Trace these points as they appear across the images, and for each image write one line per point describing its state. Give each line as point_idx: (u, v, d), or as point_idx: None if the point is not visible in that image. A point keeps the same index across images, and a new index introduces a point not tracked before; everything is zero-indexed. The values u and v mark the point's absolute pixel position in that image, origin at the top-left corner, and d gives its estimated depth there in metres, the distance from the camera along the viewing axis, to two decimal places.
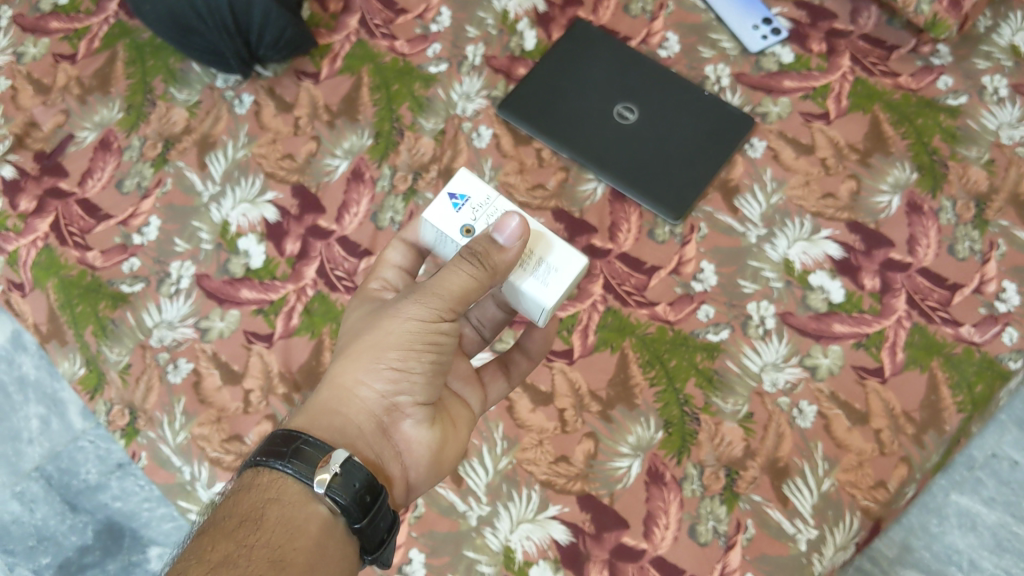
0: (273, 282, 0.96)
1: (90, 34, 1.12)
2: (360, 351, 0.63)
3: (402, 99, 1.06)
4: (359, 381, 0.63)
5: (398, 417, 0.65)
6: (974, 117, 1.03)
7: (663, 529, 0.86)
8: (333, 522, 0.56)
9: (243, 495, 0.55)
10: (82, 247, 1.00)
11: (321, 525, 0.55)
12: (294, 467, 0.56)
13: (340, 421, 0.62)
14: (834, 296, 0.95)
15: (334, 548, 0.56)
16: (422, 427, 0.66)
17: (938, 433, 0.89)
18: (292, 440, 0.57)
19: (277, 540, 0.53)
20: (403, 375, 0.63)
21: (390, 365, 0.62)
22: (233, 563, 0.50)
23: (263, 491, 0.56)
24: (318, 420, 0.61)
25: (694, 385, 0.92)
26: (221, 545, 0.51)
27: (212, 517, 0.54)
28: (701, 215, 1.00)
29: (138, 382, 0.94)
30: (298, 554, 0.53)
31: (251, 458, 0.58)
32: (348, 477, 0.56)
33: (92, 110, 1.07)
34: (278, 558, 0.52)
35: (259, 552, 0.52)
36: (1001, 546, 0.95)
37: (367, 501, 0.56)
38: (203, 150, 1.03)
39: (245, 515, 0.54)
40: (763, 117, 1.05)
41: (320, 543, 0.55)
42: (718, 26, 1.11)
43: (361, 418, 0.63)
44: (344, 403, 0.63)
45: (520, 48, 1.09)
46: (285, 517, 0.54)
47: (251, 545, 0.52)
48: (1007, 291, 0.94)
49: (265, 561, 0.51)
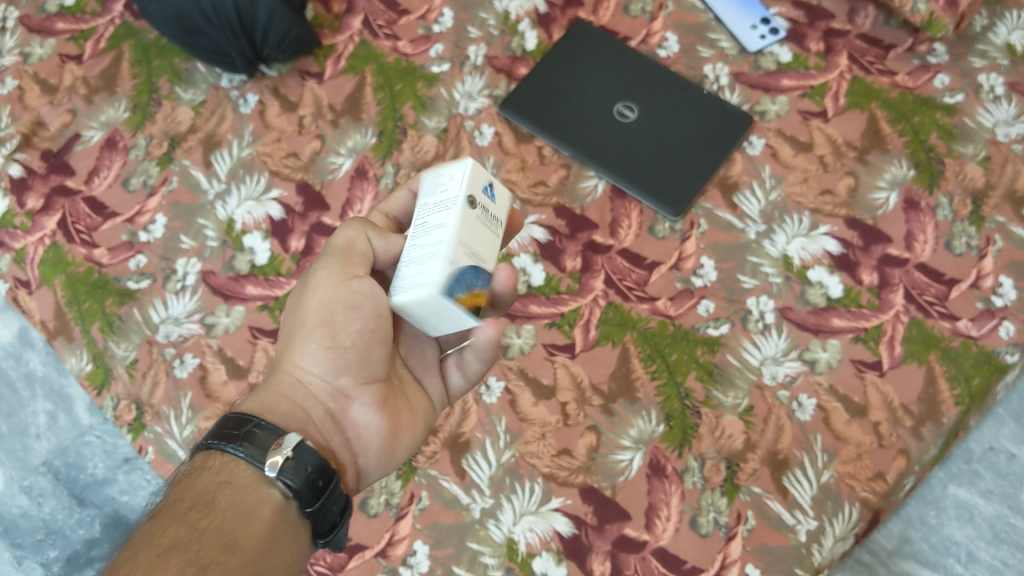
0: (278, 278, 0.97)
1: (96, 35, 1.13)
2: (297, 333, 0.64)
3: (405, 98, 1.07)
4: (298, 364, 0.64)
5: (344, 400, 0.65)
6: (971, 115, 1.04)
7: (664, 521, 0.87)
8: (286, 505, 0.57)
9: (195, 478, 0.56)
10: (89, 245, 1.01)
11: (274, 508, 0.56)
12: (246, 450, 0.57)
13: (286, 406, 0.62)
14: (833, 291, 0.96)
15: (288, 532, 0.56)
16: (370, 410, 0.66)
17: (936, 426, 0.90)
18: (244, 424, 0.58)
19: (229, 524, 0.53)
20: (338, 353, 0.63)
21: (321, 343, 0.63)
22: (183, 549, 0.50)
23: (216, 473, 0.56)
24: (264, 406, 0.62)
25: (695, 379, 0.93)
26: (171, 530, 0.52)
27: (166, 500, 0.55)
28: (700, 212, 1.01)
29: (145, 377, 0.95)
30: (251, 538, 0.53)
31: (203, 441, 0.58)
32: (300, 461, 0.57)
33: (98, 110, 1.09)
34: (230, 543, 0.53)
35: (210, 538, 0.52)
36: (999, 537, 0.96)
37: (320, 485, 0.57)
38: (208, 149, 1.04)
39: (197, 498, 0.54)
40: (761, 116, 1.06)
41: (273, 527, 0.55)
42: (717, 26, 1.12)
43: (302, 400, 0.64)
44: (289, 388, 0.64)
45: (522, 48, 1.10)
46: (239, 500, 0.55)
47: (203, 530, 0.52)
48: (1004, 286, 0.95)
49: (215, 547, 0.52)
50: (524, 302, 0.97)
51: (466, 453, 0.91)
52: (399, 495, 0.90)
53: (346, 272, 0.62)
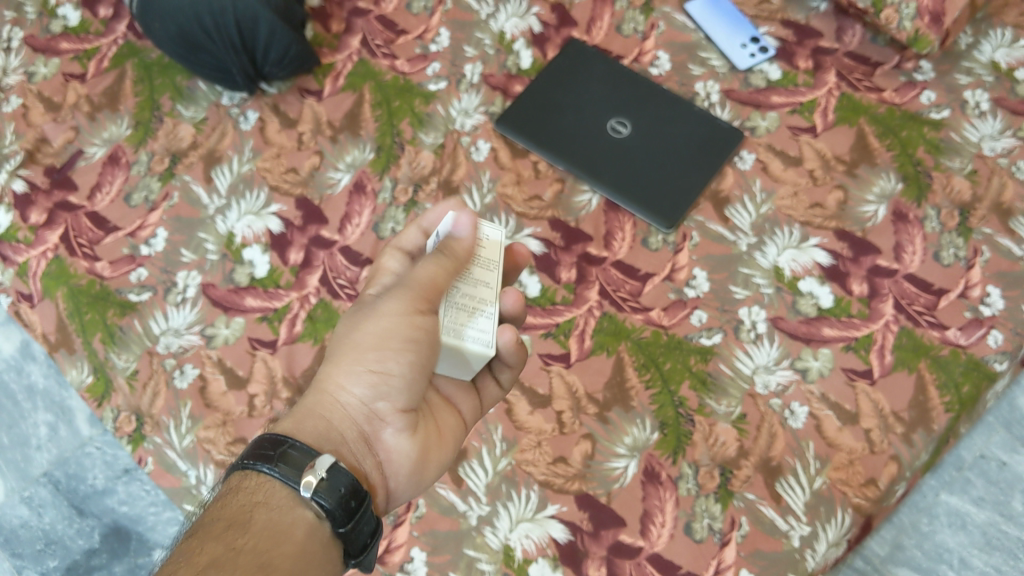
0: (277, 290, 0.99)
1: (99, 54, 1.15)
2: (342, 356, 0.64)
3: (402, 115, 1.09)
4: (340, 386, 0.64)
5: (378, 424, 0.65)
6: (957, 130, 1.06)
7: (659, 527, 0.88)
8: (318, 527, 0.57)
9: (229, 499, 0.56)
10: (91, 258, 1.02)
11: (307, 528, 0.56)
12: (281, 471, 0.57)
13: (323, 426, 0.62)
14: (823, 302, 0.98)
15: (319, 557, 0.56)
16: (403, 435, 0.66)
17: (927, 432, 0.91)
18: (280, 444, 0.58)
19: (263, 544, 0.53)
20: (382, 378, 0.63)
21: (369, 367, 0.63)
22: (220, 567, 0.50)
23: (250, 494, 0.56)
24: (301, 424, 0.62)
25: (689, 387, 0.94)
26: (209, 549, 0.51)
27: (200, 521, 0.55)
28: (693, 224, 1.02)
29: (145, 387, 0.96)
30: (285, 558, 0.53)
31: (238, 462, 0.58)
32: (334, 482, 0.57)
33: (101, 127, 1.11)
34: (265, 562, 0.52)
35: (246, 557, 0.52)
36: (991, 544, 0.97)
37: (352, 506, 0.57)
38: (209, 164, 1.06)
39: (231, 519, 0.54)
40: (752, 132, 1.08)
41: (305, 549, 0.55)
42: (707, 45, 1.15)
43: (342, 422, 0.63)
44: (326, 407, 0.63)
45: (517, 66, 1.13)
46: (272, 521, 0.55)
47: (238, 550, 0.52)
48: (992, 295, 0.97)
49: (252, 567, 0.51)
50: None
51: (463, 461, 0.92)
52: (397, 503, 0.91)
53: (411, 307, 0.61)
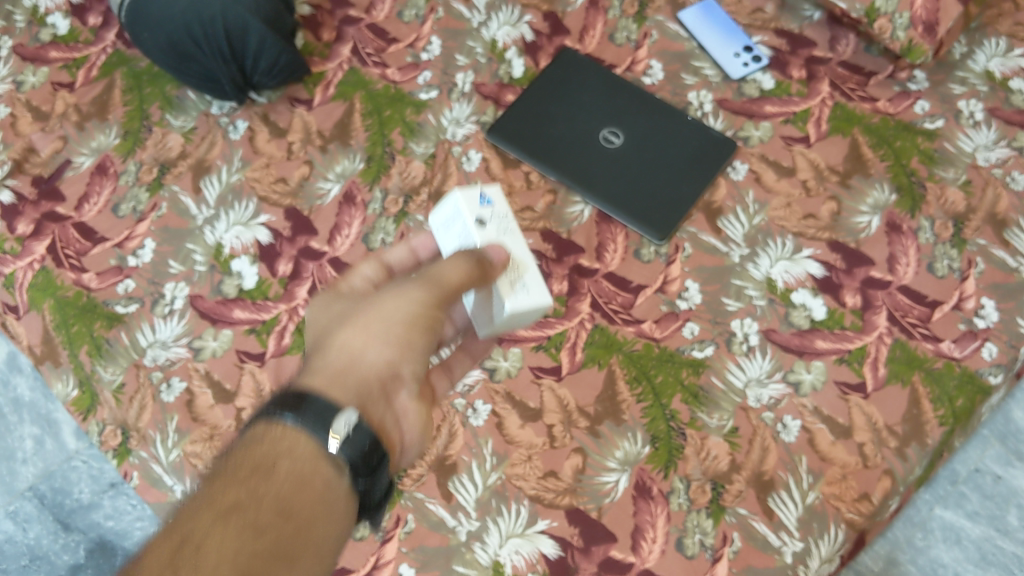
0: (265, 302, 0.98)
1: (88, 63, 1.14)
2: (366, 322, 0.65)
3: (392, 124, 1.08)
4: (365, 346, 0.63)
5: (396, 388, 0.64)
6: (951, 140, 1.05)
7: (650, 542, 0.87)
8: (340, 479, 0.55)
9: (253, 445, 0.54)
10: (78, 269, 1.02)
11: (329, 480, 0.54)
12: (307, 423, 0.55)
13: (354, 378, 0.61)
14: (816, 313, 0.97)
15: (341, 504, 0.55)
16: (415, 400, 0.66)
17: (921, 446, 0.90)
18: (308, 396, 0.56)
19: (287, 493, 0.52)
20: (406, 344, 0.64)
21: (397, 333, 0.64)
22: (242, 519, 0.49)
23: (274, 441, 0.54)
24: (336, 376, 0.60)
25: (681, 400, 0.93)
26: (229, 497, 0.50)
27: (218, 465, 0.53)
28: (685, 236, 1.02)
29: (132, 401, 0.95)
30: (305, 511, 0.52)
31: (257, 413, 0.56)
32: (357, 438, 0.56)
33: (89, 136, 1.10)
34: (287, 512, 0.51)
35: (268, 507, 0.50)
36: (986, 559, 0.97)
37: (372, 461, 0.57)
38: (198, 174, 1.06)
39: (254, 465, 0.52)
40: (745, 141, 1.07)
41: (326, 500, 0.54)
42: (700, 54, 1.14)
43: (370, 377, 0.62)
44: (350, 365, 0.62)
45: (509, 75, 1.12)
46: (297, 471, 0.53)
47: (262, 499, 0.51)
48: (986, 307, 0.96)
49: (274, 517, 0.50)
50: None
51: (453, 476, 0.91)
52: (386, 518, 0.90)
53: (432, 300, 0.66)
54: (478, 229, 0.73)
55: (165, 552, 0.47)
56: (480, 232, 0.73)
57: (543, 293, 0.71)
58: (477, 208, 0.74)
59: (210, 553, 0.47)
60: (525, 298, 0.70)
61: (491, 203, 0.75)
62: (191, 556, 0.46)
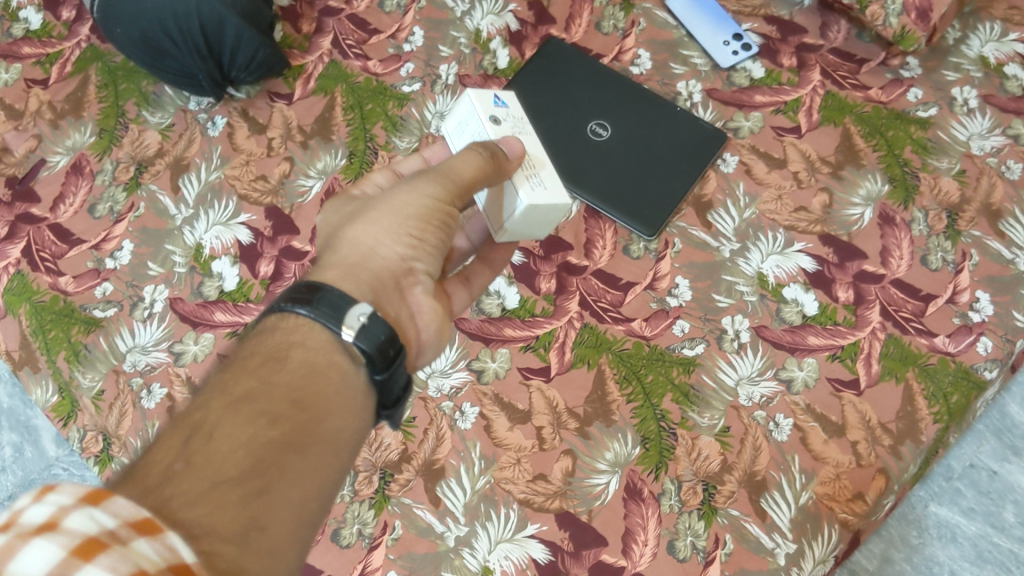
0: (247, 305, 0.95)
1: (62, 58, 1.12)
2: (377, 217, 0.63)
3: (375, 118, 1.06)
4: (378, 241, 0.63)
5: (410, 283, 0.64)
6: (945, 128, 1.04)
7: (641, 545, 0.85)
8: (352, 371, 0.55)
9: (266, 336, 0.54)
10: (55, 273, 0.99)
11: (343, 373, 0.54)
12: (319, 313, 0.54)
13: (367, 274, 0.61)
14: (808, 309, 0.95)
15: (353, 396, 0.54)
16: (430, 294, 0.65)
17: (915, 444, 0.89)
18: (316, 289, 0.55)
19: (300, 381, 0.51)
20: (421, 242, 0.64)
21: (410, 231, 0.63)
22: (253, 401, 0.48)
23: (288, 334, 0.54)
24: (348, 272, 0.60)
25: (671, 401, 0.91)
26: (242, 381, 0.50)
27: (235, 353, 0.53)
28: (675, 230, 1.00)
29: (112, 408, 0.93)
30: (319, 400, 0.51)
31: (273, 305, 0.56)
32: (372, 328, 0.54)
33: (64, 135, 1.07)
34: (300, 400, 0.50)
35: (281, 391, 0.50)
36: (983, 557, 0.96)
37: (390, 354, 0.55)
38: (176, 173, 1.03)
39: (268, 354, 0.52)
40: (735, 132, 1.05)
41: (341, 392, 0.53)
42: (689, 42, 1.12)
43: (383, 273, 0.62)
44: (364, 260, 0.62)
45: (494, 66, 1.10)
46: (311, 361, 0.53)
47: (275, 384, 0.50)
48: (981, 301, 0.95)
49: (285, 401, 0.49)
50: (499, 325, 0.96)
51: (441, 480, 0.89)
52: (372, 525, 0.88)
53: (446, 195, 0.64)
54: (494, 126, 0.72)
55: (175, 439, 0.45)
56: (497, 129, 0.72)
57: (561, 192, 0.71)
58: (494, 108, 0.74)
59: (224, 439, 0.45)
60: (545, 197, 0.69)
61: (506, 105, 0.75)
62: (205, 437, 0.45)
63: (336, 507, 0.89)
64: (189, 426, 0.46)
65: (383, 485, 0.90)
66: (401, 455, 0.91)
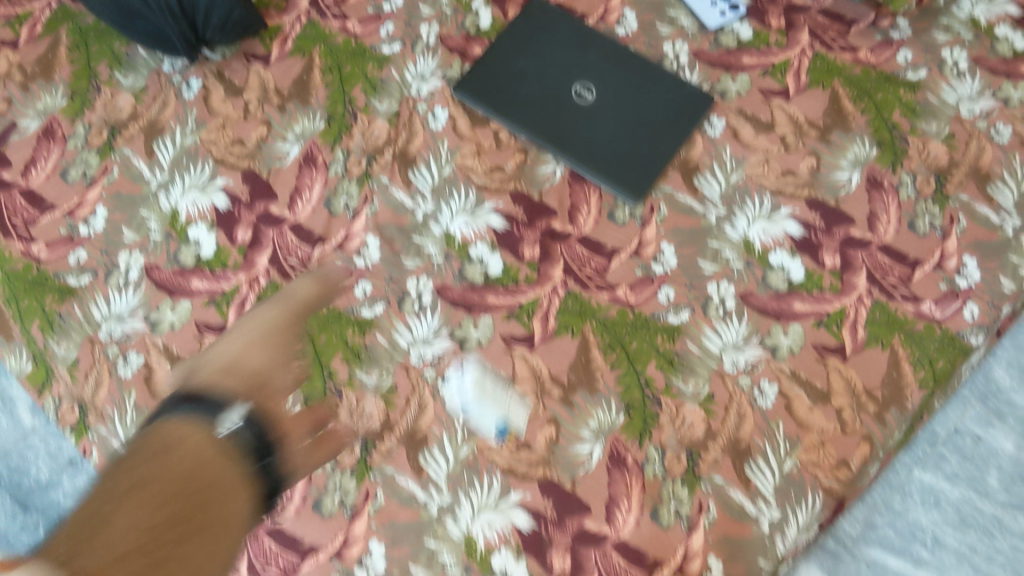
0: (224, 271, 0.94)
1: (32, 19, 1.09)
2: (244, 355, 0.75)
3: (354, 80, 1.03)
4: None
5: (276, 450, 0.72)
6: (934, 91, 1.03)
7: (625, 513, 0.85)
8: (230, 469, 0.66)
9: (146, 443, 0.65)
10: (27, 240, 0.97)
11: (214, 453, 0.66)
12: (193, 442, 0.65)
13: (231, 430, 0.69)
14: (794, 275, 0.94)
15: (233, 489, 0.65)
16: None
17: (900, 411, 0.89)
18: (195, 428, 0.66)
19: (191, 467, 0.63)
20: None
21: None
22: (144, 485, 0.59)
23: (171, 436, 0.66)
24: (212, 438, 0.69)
25: (655, 367, 0.91)
26: (131, 475, 0.60)
27: (126, 456, 0.64)
28: (661, 196, 0.98)
29: (88, 377, 0.91)
30: (182, 507, 0.59)
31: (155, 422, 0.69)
32: None
33: (34, 97, 1.04)
34: (191, 482, 0.61)
35: (176, 473, 0.61)
36: (966, 522, 0.95)
37: None
38: (151, 136, 1.01)
39: (157, 448, 0.64)
40: (722, 95, 1.03)
41: (204, 461, 0.64)
42: (675, 2, 1.09)
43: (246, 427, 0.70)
44: (223, 427, 0.71)
45: (476, 27, 1.07)
46: (196, 455, 0.64)
47: (174, 468, 0.62)
48: (968, 267, 0.95)
49: (179, 485, 0.60)
50: (481, 293, 0.94)
51: (423, 449, 0.88)
52: (354, 494, 0.86)
53: None
54: None
55: (74, 539, 0.55)
56: None
57: None
58: None
59: (117, 525, 0.56)
60: None
61: None
62: (106, 525, 0.55)
63: (317, 477, 0.87)
64: (91, 526, 0.55)
65: (364, 454, 0.88)
66: (383, 424, 0.89)
